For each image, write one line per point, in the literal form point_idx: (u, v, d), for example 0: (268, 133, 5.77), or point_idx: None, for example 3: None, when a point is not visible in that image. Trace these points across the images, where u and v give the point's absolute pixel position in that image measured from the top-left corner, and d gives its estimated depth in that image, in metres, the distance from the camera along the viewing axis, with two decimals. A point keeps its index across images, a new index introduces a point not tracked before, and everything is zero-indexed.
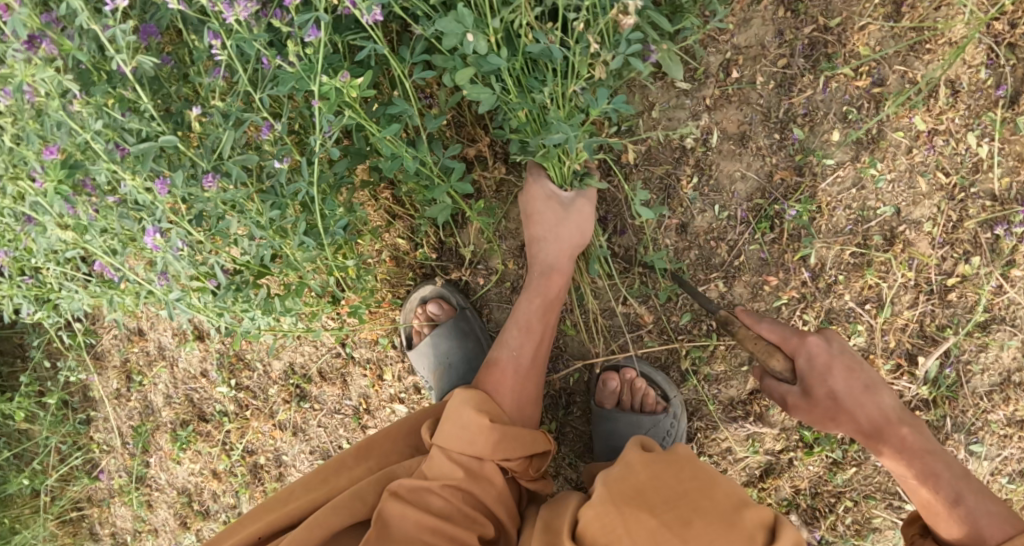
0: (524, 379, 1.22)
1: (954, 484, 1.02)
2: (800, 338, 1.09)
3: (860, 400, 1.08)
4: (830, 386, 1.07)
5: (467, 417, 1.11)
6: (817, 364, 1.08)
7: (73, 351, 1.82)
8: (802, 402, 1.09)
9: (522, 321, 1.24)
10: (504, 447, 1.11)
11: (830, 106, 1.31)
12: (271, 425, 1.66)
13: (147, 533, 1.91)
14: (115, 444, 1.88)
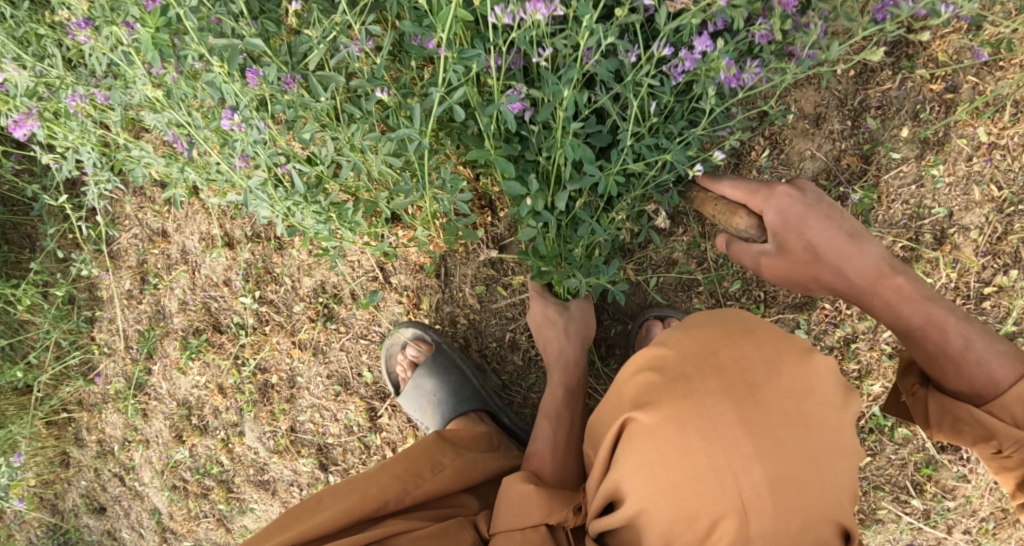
0: (562, 458, 1.22)
1: (963, 330, 1.00)
2: (768, 192, 1.07)
3: (844, 251, 1.03)
4: (808, 236, 1.04)
5: (516, 491, 1.10)
6: (790, 217, 1.04)
7: (89, 245, 1.76)
8: (780, 259, 1.06)
9: (549, 414, 1.28)
10: (557, 505, 1.08)
11: (904, 103, 1.33)
12: (290, 343, 1.64)
13: (137, 443, 1.84)
14: (118, 347, 1.83)
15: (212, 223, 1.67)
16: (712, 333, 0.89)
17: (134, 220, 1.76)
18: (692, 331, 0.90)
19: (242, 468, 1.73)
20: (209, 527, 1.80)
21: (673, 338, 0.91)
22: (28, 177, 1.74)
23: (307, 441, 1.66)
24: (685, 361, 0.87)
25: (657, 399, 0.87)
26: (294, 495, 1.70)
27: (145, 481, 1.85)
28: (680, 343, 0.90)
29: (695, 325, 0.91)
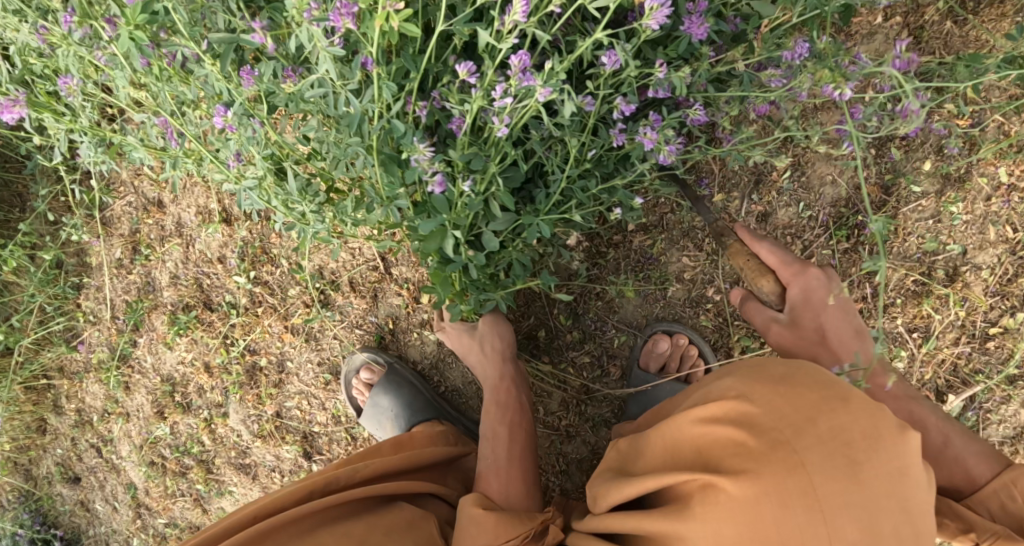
0: (507, 471, 1.16)
1: (942, 427, 1.04)
2: (801, 267, 1.05)
3: (848, 342, 1.03)
4: (820, 320, 1.04)
5: (464, 518, 1.07)
6: (811, 297, 1.05)
7: (81, 210, 1.71)
8: (787, 332, 1.06)
9: (488, 433, 1.22)
10: (508, 528, 1.04)
11: (929, 136, 1.31)
12: (283, 327, 1.60)
13: (117, 416, 1.80)
14: (104, 316, 1.78)
15: (210, 197, 1.62)
16: (809, 395, 0.78)
17: (129, 187, 1.70)
18: (779, 389, 0.79)
19: (223, 450, 1.70)
20: (185, 506, 1.77)
21: (756, 394, 0.80)
22: (23, 135, 1.68)
23: (292, 427, 1.62)
24: (778, 426, 0.77)
25: (747, 467, 0.76)
26: (275, 481, 1.67)
27: (123, 455, 1.82)
28: (767, 401, 0.79)
29: (782, 381, 0.80)
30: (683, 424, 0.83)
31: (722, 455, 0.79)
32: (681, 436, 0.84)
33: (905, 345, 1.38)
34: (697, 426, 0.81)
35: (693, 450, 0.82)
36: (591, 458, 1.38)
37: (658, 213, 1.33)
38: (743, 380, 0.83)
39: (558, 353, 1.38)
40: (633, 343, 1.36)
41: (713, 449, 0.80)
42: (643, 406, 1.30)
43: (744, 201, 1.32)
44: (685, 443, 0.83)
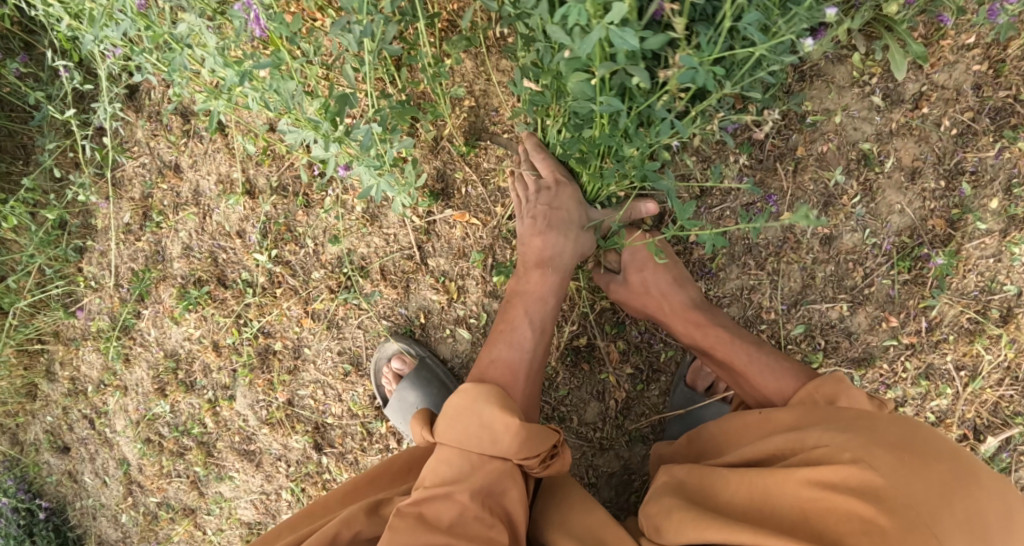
0: (533, 377, 1.17)
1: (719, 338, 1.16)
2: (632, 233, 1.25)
3: (669, 291, 1.21)
4: (646, 275, 1.22)
5: (487, 415, 1.03)
6: (639, 257, 1.22)
7: (90, 168, 1.59)
8: (623, 289, 1.24)
9: (541, 325, 1.20)
10: (529, 446, 1.02)
11: (999, 173, 1.27)
12: (302, 310, 1.51)
13: (113, 389, 1.70)
14: (106, 283, 1.67)
15: (233, 166, 1.51)
16: (936, 471, 0.81)
17: (144, 148, 1.58)
18: (905, 461, 0.82)
19: (227, 434, 1.62)
20: (180, 488, 1.69)
21: (882, 464, 0.82)
22: (33, 83, 1.57)
23: (303, 417, 1.55)
24: (911, 505, 0.79)
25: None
26: (279, 471, 1.59)
27: (117, 430, 1.73)
28: (891, 472, 0.81)
29: (906, 451, 0.83)
30: (795, 484, 0.85)
31: (840, 525, 0.81)
32: (787, 496, 0.85)
33: (951, 383, 1.33)
34: (814, 491, 0.83)
35: (800, 513, 0.84)
36: (622, 474, 1.34)
37: (722, 226, 1.31)
38: (861, 443, 0.85)
39: (603, 362, 1.33)
40: (680, 359, 1.32)
41: (828, 518, 0.82)
42: (686, 425, 1.28)
43: (812, 222, 1.30)
44: (790, 502, 0.85)
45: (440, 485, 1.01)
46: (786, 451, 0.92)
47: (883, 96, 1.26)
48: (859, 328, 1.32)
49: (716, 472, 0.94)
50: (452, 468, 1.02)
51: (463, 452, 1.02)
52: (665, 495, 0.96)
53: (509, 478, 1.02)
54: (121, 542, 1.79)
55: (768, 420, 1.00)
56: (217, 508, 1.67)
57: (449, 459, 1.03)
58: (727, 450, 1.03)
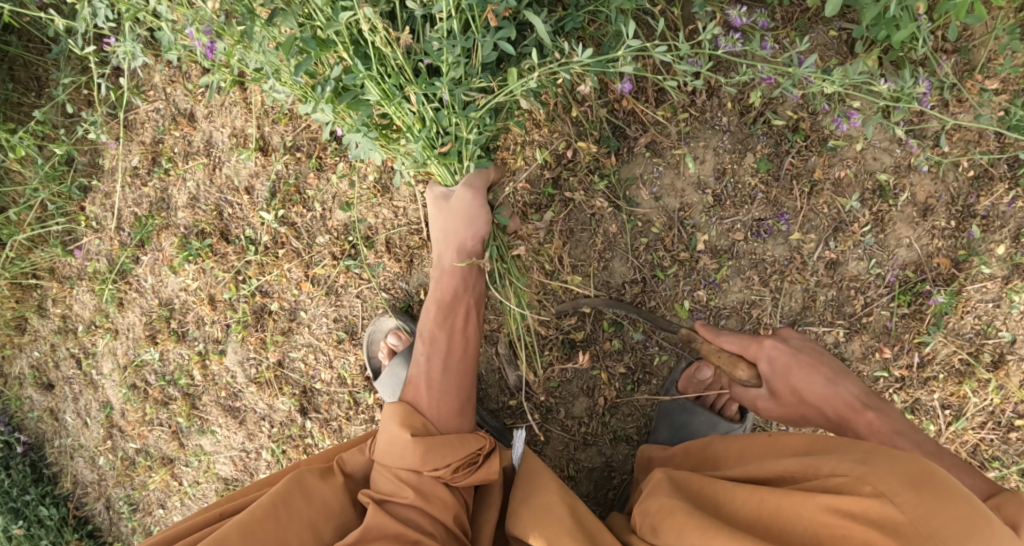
0: (439, 388, 1.16)
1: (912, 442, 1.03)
2: (757, 344, 1.16)
3: (824, 393, 1.12)
4: (793, 382, 1.13)
5: (392, 432, 1.10)
6: (777, 366, 1.14)
7: (103, 107, 1.58)
8: (770, 402, 1.15)
9: (426, 333, 1.22)
10: (437, 456, 1.08)
11: (1009, 220, 1.29)
12: (303, 274, 1.51)
13: (104, 330, 1.70)
14: (108, 225, 1.65)
15: (248, 121, 1.50)
16: (958, 512, 0.79)
17: (160, 93, 1.56)
18: (926, 497, 0.80)
19: (214, 388, 1.63)
20: (161, 436, 1.69)
21: (902, 499, 0.81)
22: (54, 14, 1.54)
23: (292, 379, 1.56)
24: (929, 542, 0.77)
25: None
26: (262, 430, 1.60)
27: (103, 373, 1.72)
28: (912, 506, 0.80)
29: (926, 486, 0.81)
30: (811, 508, 0.86)
31: None
32: (801, 519, 0.87)
33: (934, 420, 1.35)
34: (830, 517, 0.84)
35: (813, 537, 0.85)
36: (603, 470, 1.40)
37: (730, 238, 1.32)
38: (881, 474, 0.85)
39: (596, 358, 1.38)
40: (673, 365, 1.36)
41: None
42: (674, 429, 1.32)
43: (820, 245, 1.31)
44: (804, 526, 0.86)
45: (378, 494, 1.08)
46: (798, 474, 0.93)
47: (907, 130, 1.29)
48: (852, 356, 1.33)
49: (723, 486, 0.98)
50: (383, 483, 1.09)
51: (384, 467, 1.09)
52: (667, 496, 1.00)
53: (431, 489, 1.07)
54: (95, 484, 1.78)
55: (777, 442, 1.02)
56: (195, 460, 1.68)
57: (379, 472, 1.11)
58: (725, 465, 1.07)
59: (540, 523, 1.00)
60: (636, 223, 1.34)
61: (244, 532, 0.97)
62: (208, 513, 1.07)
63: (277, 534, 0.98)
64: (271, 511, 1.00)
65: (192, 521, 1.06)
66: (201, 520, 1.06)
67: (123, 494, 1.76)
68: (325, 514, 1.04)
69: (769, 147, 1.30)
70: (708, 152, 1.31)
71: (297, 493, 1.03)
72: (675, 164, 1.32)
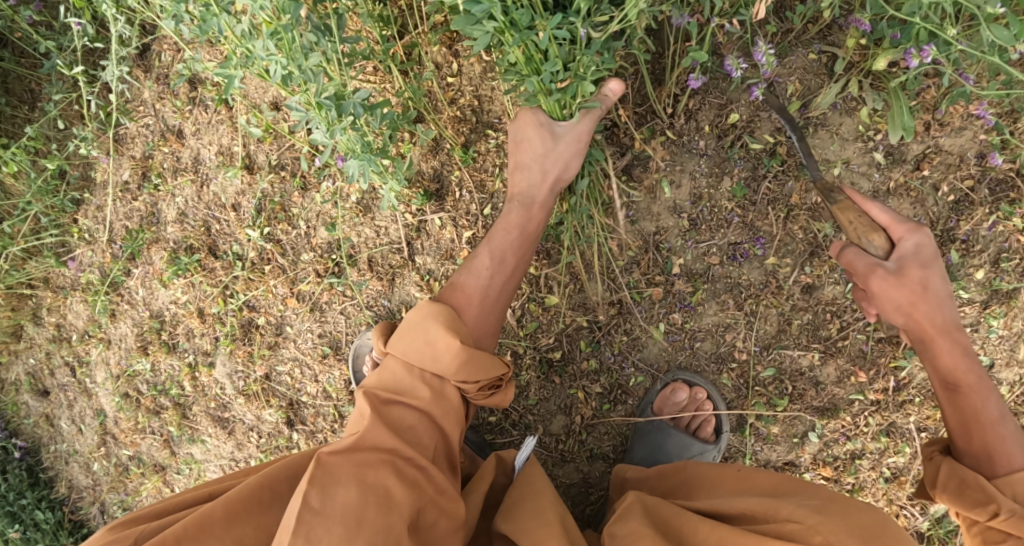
0: (487, 306, 1.21)
1: (986, 389, 1.02)
2: (913, 226, 1.05)
3: (944, 303, 1.04)
4: (926, 276, 1.03)
5: (433, 333, 1.09)
6: (922, 253, 1.03)
7: (94, 122, 1.60)
8: (890, 281, 1.03)
9: (498, 253, 1.23)
10: (467, 371, 1.07)
11: (989, 245, 1.29)
12: (288, 290, 1.53)
13: (97, 340, 1.73)
14: (100, 238, 1.68)
15: (235, 139, 1.52)
16: None
17: (149, 109, 1.58)
18: None
19: (203, 399, 1.65)
20: (153, 444, 1.72)
21: None
22: (45, 31, 1.56)
23: (279, 392, 1.58)
24: None
25: None
26: (250, 441, 1.63)
27: (97, 381, 1.76)
28: None
29: None
30: None
31: None
32: None
33: (911, 442, 1.34)
34: None
35: None
36: (581, 486, 1.42)
37: (706, 262, 1.33)
38: (835, 529, 0.88)
39: (573, 378, 1.39)
40: (649, 386, 1.38)
41: None
42: (649, 449, 1.35)
43: (796, 269, 1.31)
44: None
45: (386, 393, 1.08)
46: (758, 515, 0.96)
47: (885, 154, 1.29)
48: (828, 380, 1.34)
49: (689, 518, 0.99)
50: (396, 380, 1.10)
51: (407, 365, 1.10)
52: (636, 522, 1.00)
53: (446, 397, 1.08)
54: (90, 488, 1.82)
55: (745, 479, 1.05)
56: (187, 468, 1.71)
57: (397, 367, 1.11)
58: (694, 495, 1.10)
59: (531, 524, 1.02)
60: (614, 245, 1.35)
61: (228, 516, 1.00)
62: (203, 487, 1.11)
63: (260, 522, 1.02)
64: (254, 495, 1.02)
65: (186, 495, 1.09)
66: (194, 494, 1.10)
67: (117, 499, 1.80)
68: None
69: (746, 171, 1.30)
70: (686, 176, 1.32)
71: (283, 479, 1.06)
72: (650, 187, 1.33)
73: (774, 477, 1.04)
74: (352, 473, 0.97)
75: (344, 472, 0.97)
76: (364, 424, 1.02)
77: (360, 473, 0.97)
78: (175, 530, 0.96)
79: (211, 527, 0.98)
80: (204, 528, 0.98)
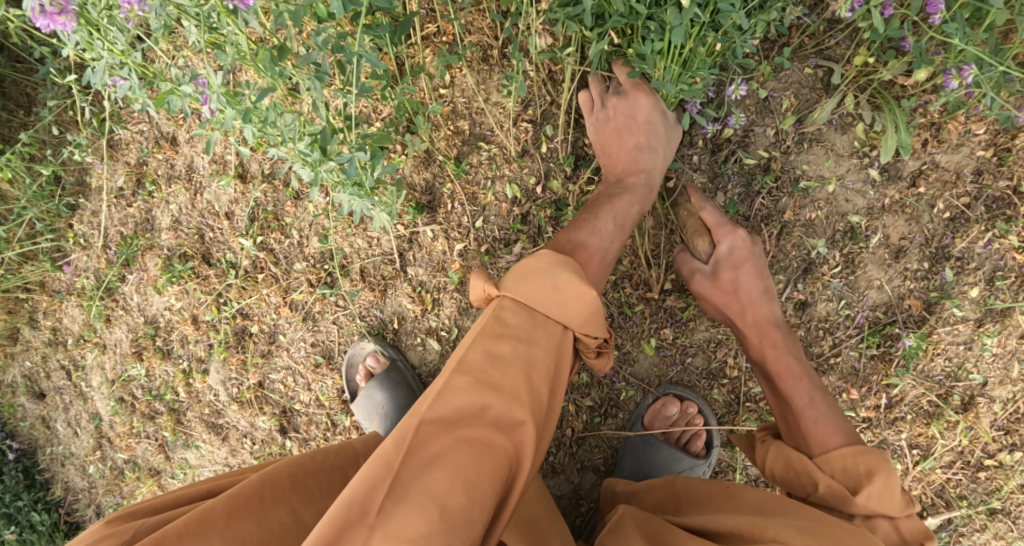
0: (605, 271, 1.13)
1: (811, 390, 1.11)
2: (730, 228, 1.21)
3: (757, 300, 1.19)
4: (737, 275, 1.20)
5: (564, 280, 0.97)
6: (734, 255, 1.21)
7: (88, 129, 1.60)
8: (706, 281, 1.22)
9: (621, 220, 1.17)
10: (594, 324, 0.98)
11: (984, 263, 1.28)
12: (281, 300, 1.53)
13: (92, 345, 1.73)
14: (95, 243, 1.68)
15: (228, 148, 1.53)
16: None
17: (144, 116, 1.58)
18: None
19: (197, 405, 1.66)
20: (148, 449, 1.73)
21: None
22: (40, 37, 1.56)
23: (272, 400, 1.59)
24: None
25: None
26: (244, 447, 1.64)
27: (92, 385, 1.76)
28: None
29: None
30: None
31: None
32: None
33: (902, 459, 1.35)
34: None
35: None
36: (571, 497, 1.42)
37: None
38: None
39: (564, 391, 1.40)
40: (640, 400, 1.37)
41: None
42: (638, 463, 1.34)
43: (788, 286, 1.32)
44: None
45: (506, 339, 0.93)
46: (745, 533, 0.95)
47: (881, 171, 1.28)
48: None
49: (678, 534, 0.99)
50: (518, 324, 0.95)
51: (531, 311, 0.96)
52: (626, 537, 1.00)
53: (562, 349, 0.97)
54: (86, 491, 1.84)
55: (733, 496, 1.04)
56: (181, 472, 1.72)
57: (511, 309, 0.97)
58: (685, 510, 1.09)
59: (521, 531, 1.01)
60: None
61: (230, 513, 0.94)
62: (201, 486, 1.06)
63: (263, 519, 0.96)
64: (257, 493, 0.97)
65: (181, 493, 1.04)
66: (190, 493, 1.05)
67: (113, 502, 1.81)
68: (309, 501, 1.01)
69: (740, 187, 1.31)
70: (678, 192, 1.32)
71: (285, 477, 1.01)
72: None
73: (764, 492, 1.03)
74: (443, 447, 0.85)
75: (438, 444, 0.85)
76: (469, 383, 0.88)
77: (457, 449, 0.85)
78: (176, 525, 0.91)
79: (212, 523, 0.92)
80: (205, 524, 0.92)
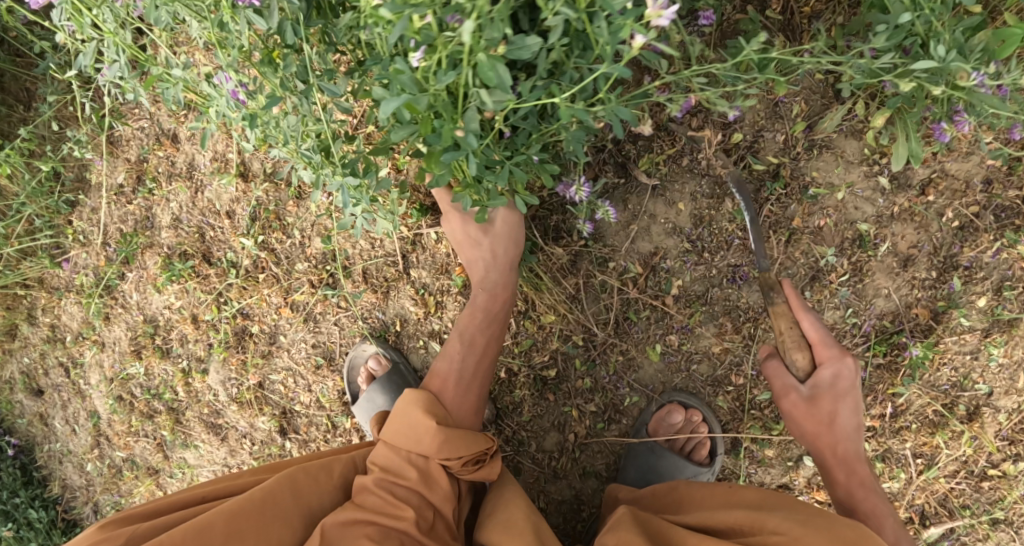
0: (464, 386, 1.21)
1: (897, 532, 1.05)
2: (838, 352, 1.10)
3: (849, 434, 1.12)
4: (835, 407, 1.11)
5: (414, 416, 1.10)
6: (838, 385, 1.10)
7: (88, 125, 1.59)
8: (800, 403, 1.12)
9: (465, 335, 1.25)
10: (449, 448, 1.07)
11: (993, 272, 1.27)
12: (282, 300, 1.52)
13: (90, 342, 1.72)
14: (94, 240, 1.67)
15: (229, 147, 1.51)
16: None
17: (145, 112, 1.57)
18: None
19: (196, 405, 1.65)
20: (146, 448, 1.72)
21: None
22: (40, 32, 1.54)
23: (272, 401, 1.57)
24: None
25: None
26: (243, 447, 1.62)
27: (91, 383, 1.75)
28: None
29: None
30: None
31: None
32: None
33: (906, 468, 1.34)
34: None
35: None
36: (572, 502, 1.41)
37: (705, 284, 1.32)
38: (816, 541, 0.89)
39: (567, 396, 1.39)
40: (643, 406, 1.37)
41: None
42: (641, 470, 1.33)
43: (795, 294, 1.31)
44: None
45: (379, 471, 1.07)
46: (745, 528, 0.96)
47: (890, 179, 1.27)
48: None
49: (678, 530, 0.99)
50: (388, 459, 1.09)
51: (394, 448, 1.09)
52: (626, 531, 0.99)
53: (429, 476, 1.06)
54: (83, 488, 1.82)
55: (732, 494, 1.04)
56: (179, 472, 1.70)
57: (383, 449, 1.10)
58: (685, 510, 1.08)
59: (511, 531, 0.99)
60: (611, 266, 1.34)
61: (229, 529, 0.93)
62: (199, 489, 1.06)
63: (262, 534, 0.95)
64: (256, 507, 0.96)
65: (179, 497, 1.04)
66: (188, 497, 1.04)
67: (111, 501, 1.79)
68: (308, 516, 1.00)
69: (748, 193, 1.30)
70: (686, 197, 1.31)
71: (285, 489, 1.00)
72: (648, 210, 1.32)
73: (761, 492, 1.04)
74: None
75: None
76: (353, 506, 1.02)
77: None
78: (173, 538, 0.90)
79: (211, 536, 0.92)
80: (204, 537, 0.92)
